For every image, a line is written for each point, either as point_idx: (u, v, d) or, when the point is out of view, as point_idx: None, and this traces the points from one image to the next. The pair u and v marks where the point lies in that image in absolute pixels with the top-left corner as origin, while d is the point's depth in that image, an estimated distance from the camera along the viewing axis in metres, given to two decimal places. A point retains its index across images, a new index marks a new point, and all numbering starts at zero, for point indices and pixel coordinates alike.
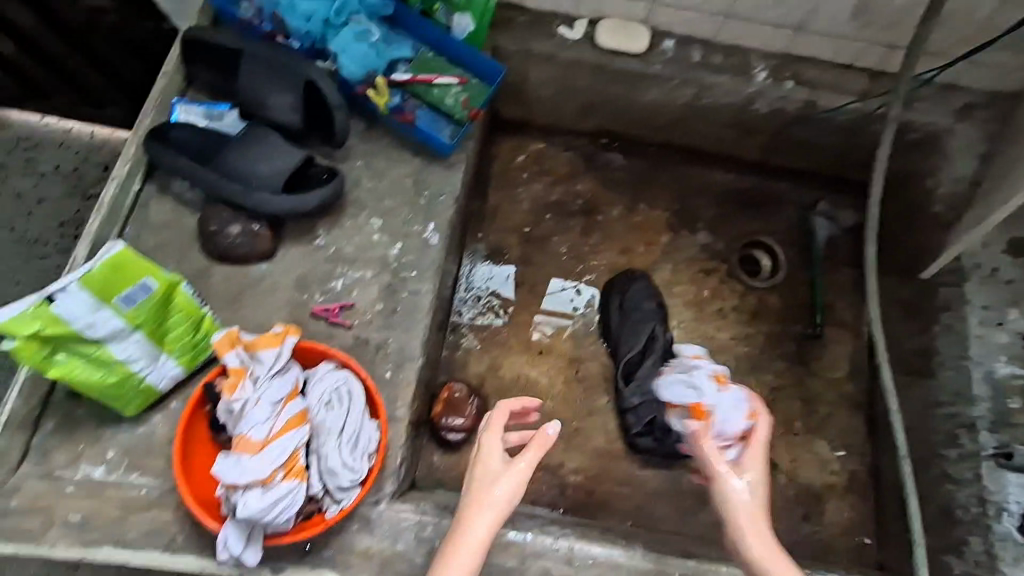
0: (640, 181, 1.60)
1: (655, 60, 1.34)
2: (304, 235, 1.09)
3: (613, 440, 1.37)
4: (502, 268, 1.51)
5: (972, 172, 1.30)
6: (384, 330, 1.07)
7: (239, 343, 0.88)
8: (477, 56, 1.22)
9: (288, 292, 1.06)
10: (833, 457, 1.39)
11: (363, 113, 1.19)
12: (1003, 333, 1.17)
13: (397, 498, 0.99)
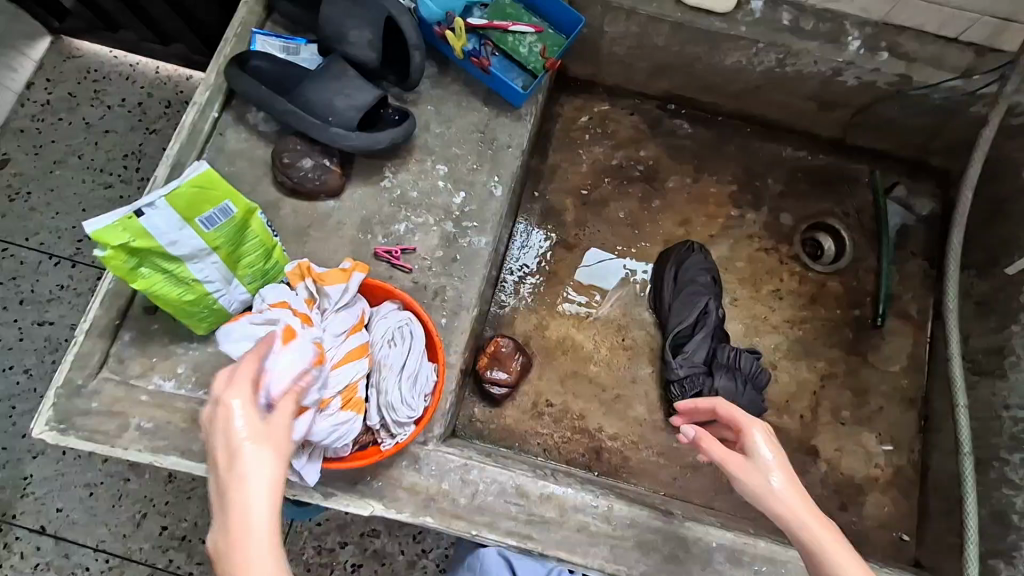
0: (705, 151, 1.55)
1: (741, 21, 1.27)
2: (371, 176, 1.10)
3: (654, 410, 1.37)
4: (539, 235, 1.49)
5: None
6: (444, 276, 1.08)
7: (310, 275, 0.91)
8: (556, 5, 1.19)
9: (352, 231, 1.07)
10: (880, 451, 1.36)
11: (436, 57, 1.17)
12: None
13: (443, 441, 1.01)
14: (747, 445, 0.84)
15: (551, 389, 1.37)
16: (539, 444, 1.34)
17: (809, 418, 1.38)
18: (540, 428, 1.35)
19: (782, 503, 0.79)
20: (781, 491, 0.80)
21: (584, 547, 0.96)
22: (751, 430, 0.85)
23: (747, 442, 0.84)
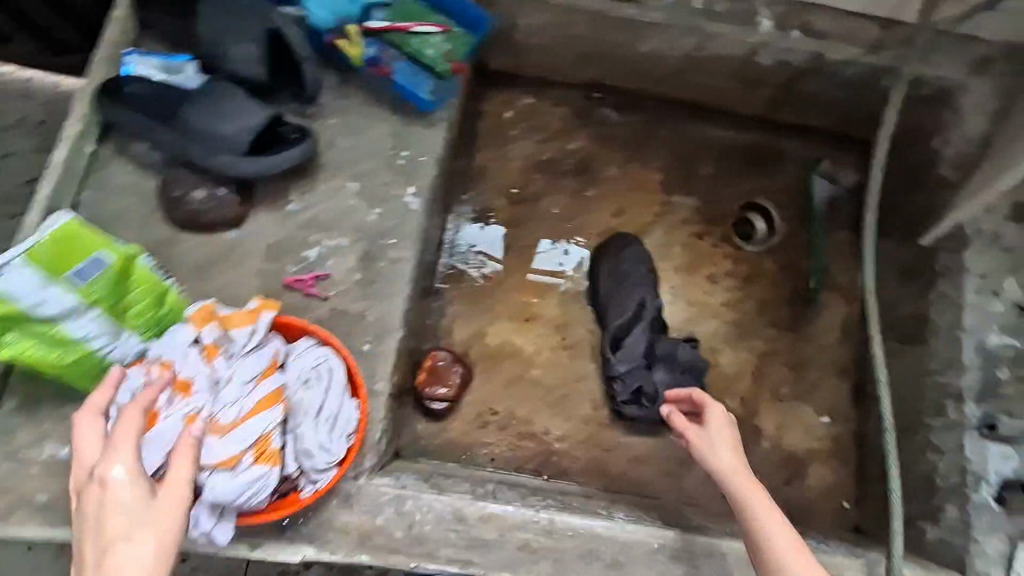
0: (634, 138, 1.52)
1: (654, 6, 1.24)
2: (275, 200, 1.03)
3: (600, 407, 1.37)
4: (488, 229, 1.45)
5: (983, 131, 1.22)
6: (364, 301, 1.03)
7: (215, 318, 0.83)
8: (460, 2, 1.12)
9: (258, 262, 1.00)
10: (819, 423, 1.40)
11: (336, 64, 1.09)
12: (998, 302, 1.14)
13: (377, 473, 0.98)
14: (708, 430, 0.98)
15: (496, 397, 1.35)
16: (488, 453, 1.32)
17: (750, 398, 1.40)
18: (488, 437, 1.33)
19: (730, 470, 0.92)
20: (728, 460, 0.94)
21: (526, 564, 0.95)
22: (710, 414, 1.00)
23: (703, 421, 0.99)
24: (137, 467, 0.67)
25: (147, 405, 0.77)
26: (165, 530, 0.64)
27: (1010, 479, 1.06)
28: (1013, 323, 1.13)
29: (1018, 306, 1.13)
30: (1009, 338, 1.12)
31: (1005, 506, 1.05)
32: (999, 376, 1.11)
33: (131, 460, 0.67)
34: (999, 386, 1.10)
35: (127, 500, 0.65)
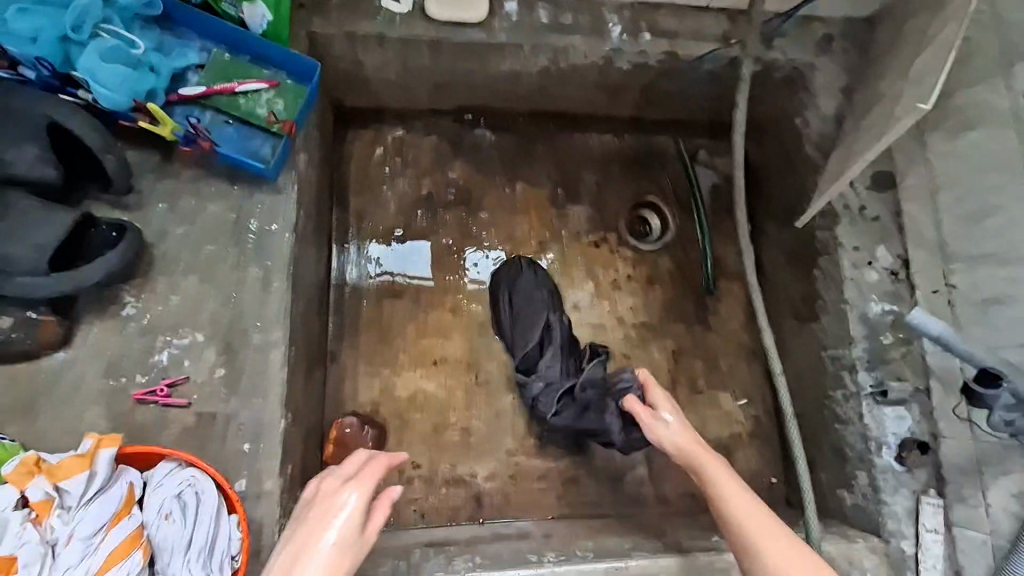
0: (513, 157, 1.48)
1: (500, 28, 1.19)
2: (106, 308, 0.91)
3: (523, 438, 1.33)
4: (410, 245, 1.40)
5: (835, 109, 1.26)
6: (232, 399, 0.93)
7: (41, 471, 0.72)
8: (283, 52, 1.02)
9: (97, 381, 0.89)
10: (737, 408, 1.42)
11: (153, 142, 0.98)
12: (873, 271, 1.15)
13: None
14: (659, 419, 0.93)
15: (414, 451, 1.29)
16: (415, 510, 1.26)
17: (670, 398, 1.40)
18: (412, 495, 1.26)
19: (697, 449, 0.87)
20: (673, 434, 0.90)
21: None
22: (656, 393, 0.97)
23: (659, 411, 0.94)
24: (361, 500, 0.75)
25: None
26: (339, 532, 0.73)
27: (906, 437, 1.11)
28: (890, 291, 1.14)
29: (891, 272, 1.15)
30: (887, 304, 1.15)
31: (905, 464, 1.10)
32: (885, 343, 1.14)
33: (363, 488, 0.75)
34: (886, 352, 1.14)
35: (345, 519, 0.73)
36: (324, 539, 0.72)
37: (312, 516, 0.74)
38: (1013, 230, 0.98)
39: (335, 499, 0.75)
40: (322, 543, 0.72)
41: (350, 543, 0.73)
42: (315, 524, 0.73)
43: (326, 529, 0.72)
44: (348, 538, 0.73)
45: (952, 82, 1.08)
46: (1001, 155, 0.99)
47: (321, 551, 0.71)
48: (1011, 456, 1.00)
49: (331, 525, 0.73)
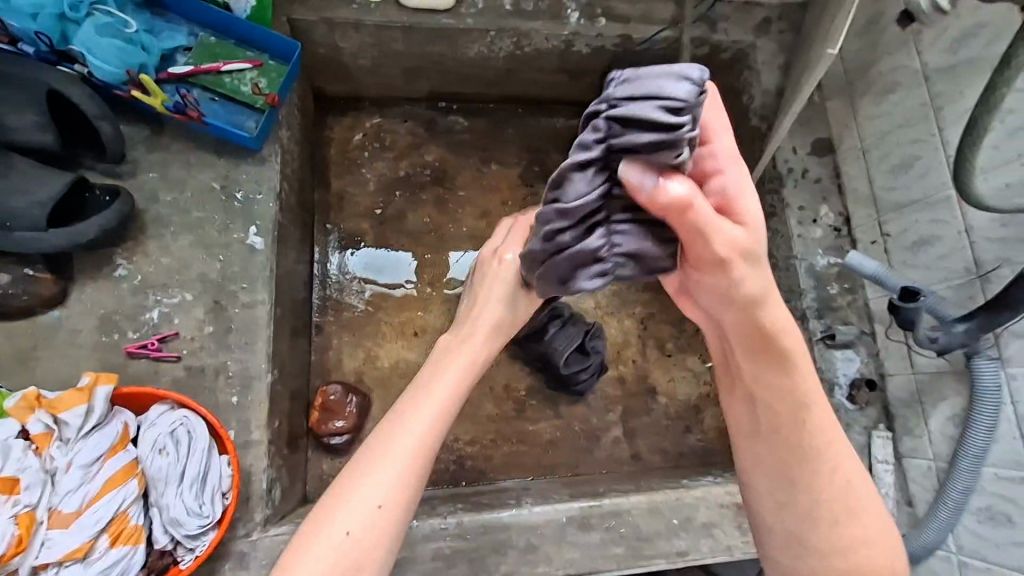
0: (484, 140, 1.57)
1: (466, 14, 1.28)
2: (98, 269, 0.97)
3: (502, 403, 1.39)
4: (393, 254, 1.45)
5: (776, 84, 1.37)
6: (220, 353, 0.98)
7: (42, 405, 0.78)
8: (265, 33, 1.10)
9: (91, 336, 0.94)
10: (705, 369, 1.49)
11: (142, 116, 1.04)
12: (818, 227, 1.26)
13: (269, 523, 0.93)
14: (723, 236, 0.59)
15: None
16: None
17: (641, 361, 1.47)
18: None
19: (774, 309, 0.65)
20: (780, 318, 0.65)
21: None
22: (747, 209, 0.61)
23: (718, 221, 0.59)
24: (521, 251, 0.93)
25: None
26: (512, 294, 0.91)
27: (856, 377, 1.18)
28: (833, 244, 1.25)
29: (834, 227, 1.26)
30: (832, 256, 1.25)
31: (855, 403, 1.17)
32: (831, 292, 1.23)
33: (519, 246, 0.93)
34: (833, 300, 1.23)
35: (508, 275, 0.91)
36: (468, 346, 0.84)
37: (448, 352, 0.84)
38: (933, 176, 1.07)
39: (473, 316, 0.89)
40: (457, 362, 0.81)
41: (496, 332, 0.88)
42: (478, 332, 0.86)
43: (495, 306, 0.89)
44: (488, 340, 0.87)
45: (874, 51, 1.20)
46: (918, 110, 1.10)
47: (452, 374, 0.79)
48: (944, 383, 1.05)
49: (479, 319, 0.88)
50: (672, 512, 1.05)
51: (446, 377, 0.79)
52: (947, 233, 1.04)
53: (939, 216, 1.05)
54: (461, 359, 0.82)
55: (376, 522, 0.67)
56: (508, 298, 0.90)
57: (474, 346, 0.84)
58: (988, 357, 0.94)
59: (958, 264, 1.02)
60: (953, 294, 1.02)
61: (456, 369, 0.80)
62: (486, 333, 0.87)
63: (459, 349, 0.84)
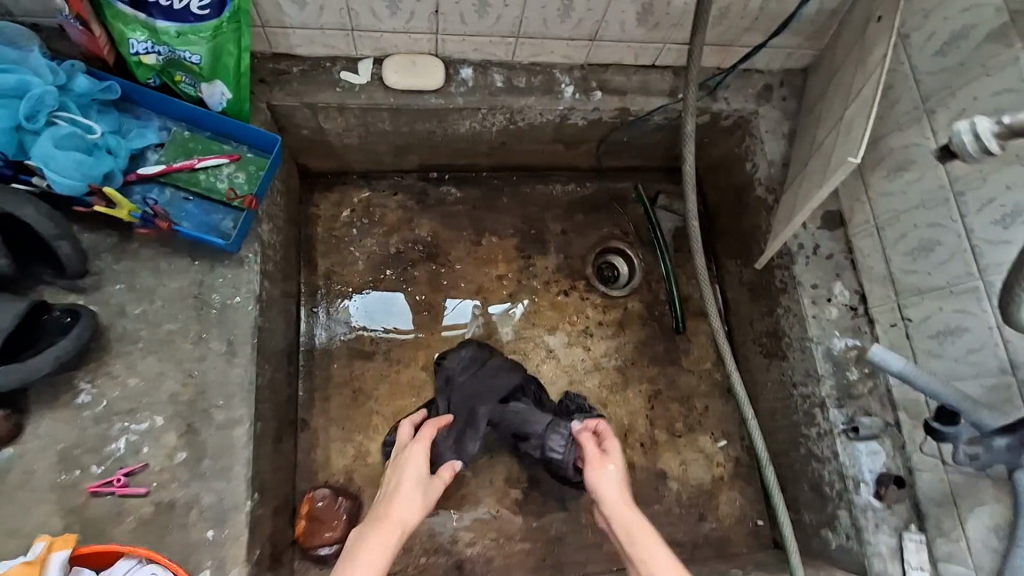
0: (477, 211, 1.50)
1: (456, 92, 1.23)
2: (59, 396, 0.88)
3: (504, 497, 1.30)
4: (384, 295, 1.40)
5: (781, 153, 1.32)
6: (194, 483, 0.89)
7: None
8: (242, 126, 1.03)
9: (47, 476, 0.85)
10: (716, 449, 1.41)
11: (109, 223, 0.97)
12: (833, 307, 1.19)
13: None
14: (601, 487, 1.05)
15: None
16: None
17: (649, 443, 1.39)
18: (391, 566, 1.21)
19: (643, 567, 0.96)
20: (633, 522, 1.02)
21: None
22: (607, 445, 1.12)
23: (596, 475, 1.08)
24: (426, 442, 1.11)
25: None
26: (423, 486, 1.05)
27: (883, 473, 1.10)
28: (849, 325, 1.18)
29: (850, 306, 1.19)
30: (849, 338, 1.17)
31: (883, 501, 1.09)
32: (850, 378, 1.15)
33: (425, 439, 1.12)
34: (852, 386, 1.15)
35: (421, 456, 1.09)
36: (395, 515, 0.99)
37: (380, 521, 0.97)
38: (955, 263, 1.01)
39: (398, 496, 1.02)
40: (395, 524, 0.97)
41: (421, 506, 1.02)
42: (403, 508, 1.00)
43: (412, 498, 1.02)
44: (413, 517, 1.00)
45: (885, 126, 1.14)
46: (935, 192, 1.04)
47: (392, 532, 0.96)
48: (980, 489, 0.98)
49: (404, 505, 1.01)
50: None
51: (390, 525, 0.97)
52: (974, 325, 0.97)
53: (963, 306, 0.99)
54: (408, 505, 1.01)
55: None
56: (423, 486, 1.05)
57: (409, 511, 1.01)
58: None
59: (989, 361, 0.95)
60: (986, 394, 0.95)
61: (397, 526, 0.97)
62: (413, 508, 1.01)
63: (394, 512, 0.99)
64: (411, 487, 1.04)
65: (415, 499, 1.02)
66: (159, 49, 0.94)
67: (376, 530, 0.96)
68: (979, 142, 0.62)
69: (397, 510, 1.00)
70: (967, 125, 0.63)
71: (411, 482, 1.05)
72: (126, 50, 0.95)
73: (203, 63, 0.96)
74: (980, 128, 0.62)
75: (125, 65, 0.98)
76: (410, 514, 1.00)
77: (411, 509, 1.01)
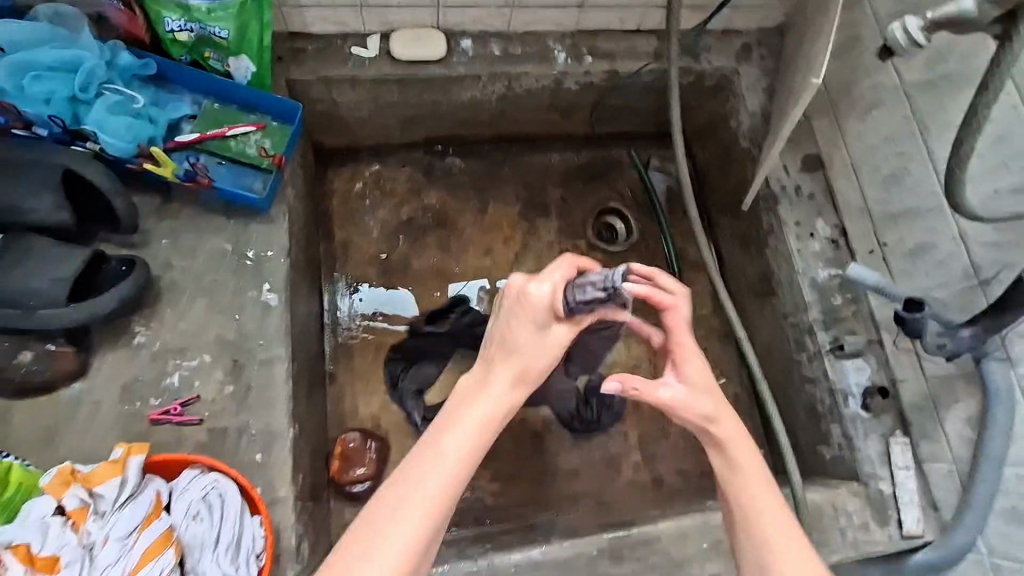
0: (481, 179, 1.60)
1: (457, 63, 1.33)
2: (118, 339, 0.98)
3: (521, 438, 1.39)
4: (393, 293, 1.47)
5: (761, 106, 1.41)
6: (241, 414, 0.99)
7: (77, 479, 0.80)
8: (266, 97, 1.13)
9: (113, 407, 0.95)
10: (717, 387, 1.50)
11: (152, 185, 1.07)
12: (816, 242, 1.28)
13: None
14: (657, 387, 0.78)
15: None
16: None
17: None
18: None
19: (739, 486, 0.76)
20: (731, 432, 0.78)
21: None
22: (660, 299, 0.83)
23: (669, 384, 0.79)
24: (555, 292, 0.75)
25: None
26: (511, 386, 0.75)
27: (868, 385, 1.20)
28: (833, 257, 1.27)
29: (832, 241, 1.28)
30: (833, 269, 1.27)
31: (870, 411, 1.19)
32: (835, 304, 1.25)
33: (549, 279, 0.75)
34: (838, 311, 1.24)
35: (533, 304, 0.74)
36: (468, 411, 0.74)
37: (448, 417, 0.74)
38: (923, 186, 1.11)
39: (466, 404, 0.75)
40: (458, 428, 0.73)
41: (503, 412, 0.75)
42: (479, 405, 0.74)
43: (491, 417, 0.74)
44: (473, 454, 0.72)
45: (854, 71, 1.24)
46: (901, 125, 1.14)
47: (456, 434, 0.72)
48: (955, 386, 1.09)
49: (475, 410, 0.74)
50: (701, 536, 1.06)
51: (438, 452, 0.71)
52: (942, 239, 1.07)
53: (932, 223, 1.09)
54: (474, 417, 0.73)
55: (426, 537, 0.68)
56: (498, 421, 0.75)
57: (480, 413, 0.74)
58: (997, 358, 0.96)
59: (956, 269, 1.05)
60: (955, 298, 1.05)
61: (462, 432, 0.72)
62: (487, 410, 0.74)
63: (445, 444, 0.71)
64: (494, 397, 0.75)
65: (481, 426, 0.73)
66: (192, 26, 1.04)
67: (457, 421, 0.73)
68: (908, 34, 0.72)
69: (466, 410, 0.74)
70: (898, 25, 0.73)
71: (507, 371, 0.75)
72: (161, 28, 1.05)
73: (230, 38, 1.06)
74: (910, 25, 0.71)
75: (161, 45, 1.09)
76: (466, 450, 0.72)
77: (483, 412, 0.74)
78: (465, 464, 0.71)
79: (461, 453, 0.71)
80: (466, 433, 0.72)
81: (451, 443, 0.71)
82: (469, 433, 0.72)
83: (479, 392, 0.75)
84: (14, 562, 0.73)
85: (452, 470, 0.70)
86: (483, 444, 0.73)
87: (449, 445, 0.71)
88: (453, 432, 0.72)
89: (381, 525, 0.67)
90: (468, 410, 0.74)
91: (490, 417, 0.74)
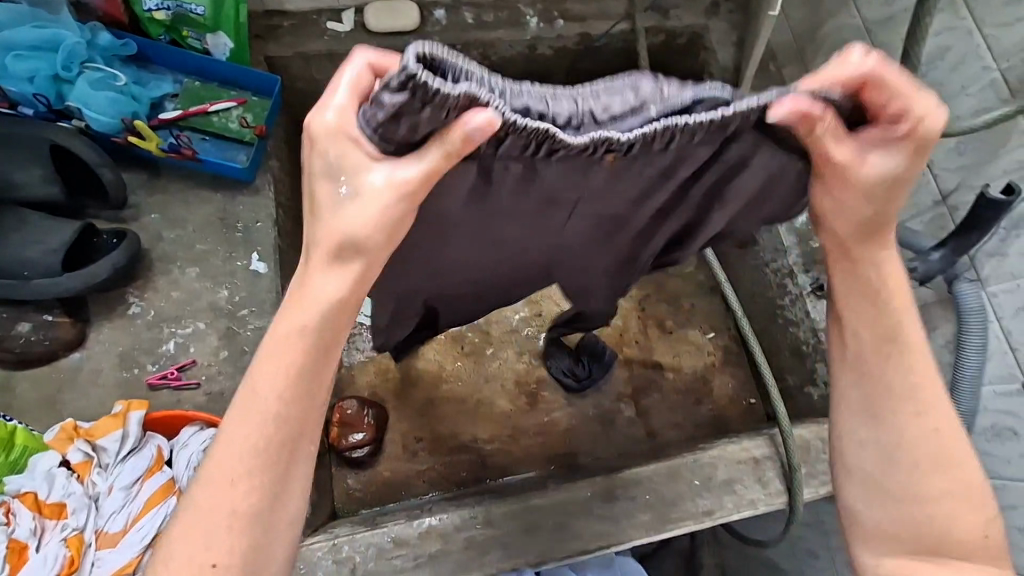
0: None
1: (431, 32, 1.35)
2: (114, 309, 1.01)
3: (516, 398, 1.42)
4: None
5: (733, 60, 1.43)
6: (236, 375, 1.01)
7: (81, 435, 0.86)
8: (245, 71, 1.14)
9: (113, 373, 0.98)
10: (707, 340, 1.52)
11: (139, 162, 1.10)
12: None
13: (321, 535, 1.00)
14: (830, 149, 0.55)
15: (414, 425, 1.37)
16: (424, 480, 1.33)
17: (644, 341, 1.50)
18: (419, 465, 1.34)
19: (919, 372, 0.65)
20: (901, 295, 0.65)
21: (478, 559, 0.99)
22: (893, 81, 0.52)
23: (863, 151, 0.56)
24: (341, 121, 0.52)
25: (12, 543, 0.78)
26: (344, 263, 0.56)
27: None
28: None
29: None
30: None
31: None
32: (814, 246, 1.29)
33: (332, 102, 0.52)
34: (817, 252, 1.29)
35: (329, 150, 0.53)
36: (297, 309, 0.57)
37: (281, 320, 0.58)
38: None
39: (294, 305, 0.57)
40: (286, 332, 0.57)
41: (337, 305, 0.57)
42: (304, 303, 0.57)
43: (321, 314, 0.57)
44: (302, 361, 0.57)
45: (820, 16, 1.26)
46: None
47: (287, 344, 0.57)
48: (932, 313, 1.10)
49: (299, 310, 0.57)
50: (691, 473, 1.08)
51: (270, 366, 0.57)
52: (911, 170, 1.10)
53: None
54: (296, 318, 0.57)
55: (276, 481, 0.58)
56: (336, 314, 0.57)
57: (307, 309, 0.57)
58: (968, 280, 0.99)
59: (926, 198, 1.07)
60: (927, 226, 1.07)
61: (288, 338, 0.57)
62: (314, 306, 0.57)
63: (275, 355, 0.57)
64: (317, 290, 0.56)
65: (310, 327, 0.57)
66: (168, 4, 1.06)
67: (282, 324, 0.57)
68: None
69: (292, 311, 0.57)
70: None
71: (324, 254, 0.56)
72: (140, 8, 1.07)
73: (207, 14, 1.07)
74: None
75: (140, 25, 1.12)
76: (298, 355, 0.57)
77: (313, 308, 0.57)
78: (298, 376, 0.57)
79: (287, 365, 0.57)
80: (294, 343, 0.57)
81: (277, 353, 0.57)
82: (294, 336, 0.57)
83: (295, 297, 0.57)
84: (25, 509, 0.80)
85: (280, 381, 0.57)
86: (317, 344, 0.57)
87: (273, 359, 0.57)
88: (270, 359, 0.57)
89: (223, 484, 0.57)
90: (295, 308, 0.57)
91: (314, 314, 0.57)
